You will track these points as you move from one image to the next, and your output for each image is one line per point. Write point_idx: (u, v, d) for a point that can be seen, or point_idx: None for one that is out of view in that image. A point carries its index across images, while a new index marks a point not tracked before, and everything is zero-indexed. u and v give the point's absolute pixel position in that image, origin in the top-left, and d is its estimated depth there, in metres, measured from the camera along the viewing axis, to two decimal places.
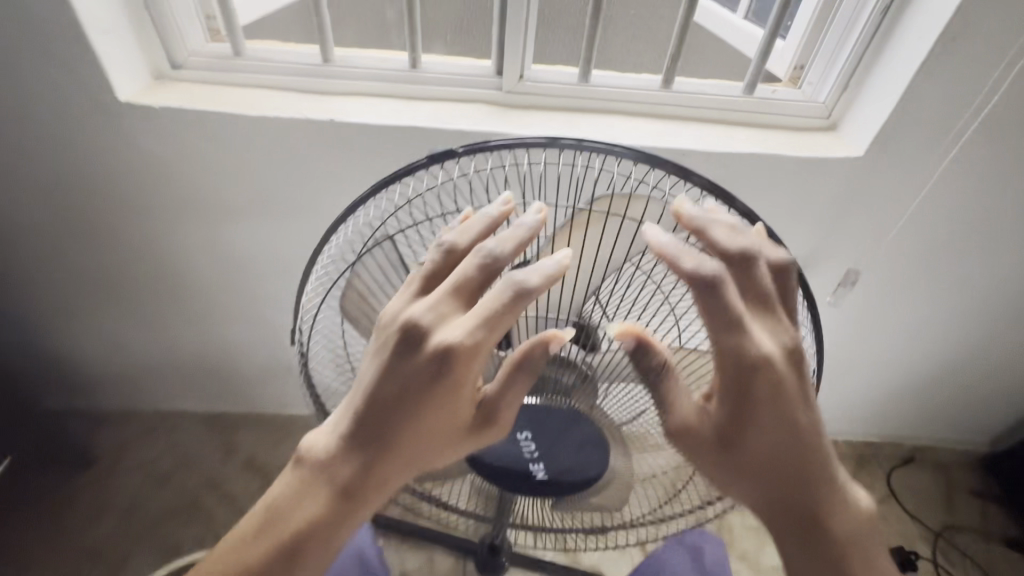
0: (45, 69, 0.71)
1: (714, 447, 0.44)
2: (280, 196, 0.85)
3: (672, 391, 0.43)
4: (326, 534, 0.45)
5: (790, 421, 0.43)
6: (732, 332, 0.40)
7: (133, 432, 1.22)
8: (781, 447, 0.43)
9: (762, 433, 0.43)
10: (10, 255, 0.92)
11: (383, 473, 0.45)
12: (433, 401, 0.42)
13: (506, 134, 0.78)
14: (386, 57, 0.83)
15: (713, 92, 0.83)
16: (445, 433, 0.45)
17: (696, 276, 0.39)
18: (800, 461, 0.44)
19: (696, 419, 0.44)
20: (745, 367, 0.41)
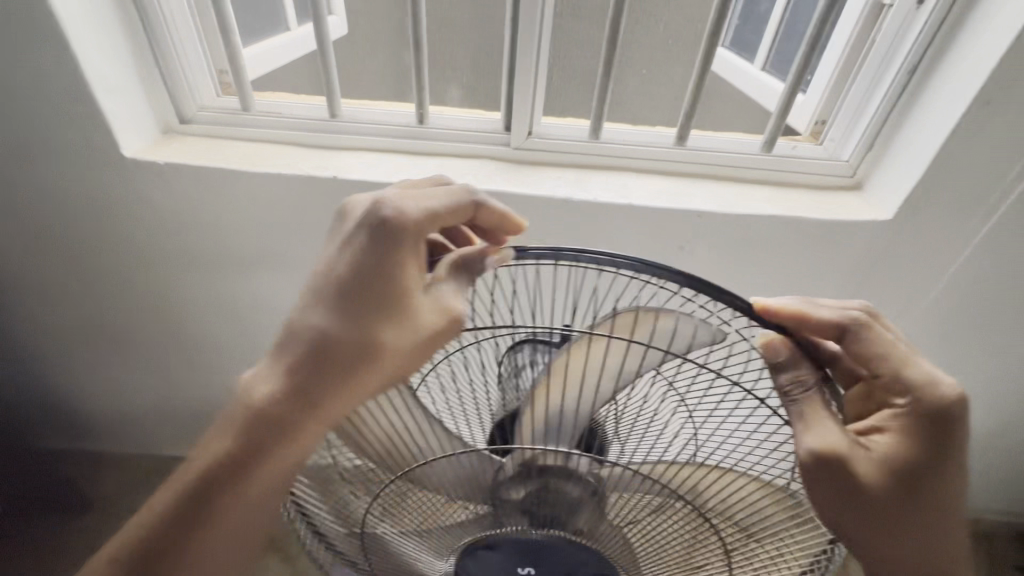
0: (55, 128, 0.71)
1: (879, 488, 0.39)
2: (285, 250, 0.83)
3: (833, 419, 0.39)
4: (253, 454, 0.41)
5: (957, 474, 0.39)
6: (902, 362, 0.40)
7: (129, 476, 1.20)
8: (942, 498, 0.39)
9: (934, 478, 0.39)
10: (15, 303, 0.92)
11: (315, 387, 0.40)
12: (372, 274, 0.41)
13: (514, 195, 0.75)
14: (393, 111, 0.82)
15: (729, 149, 0.81)
16: (383, 329, 0.40)
17: (854, 317, 0.41)
18: (955, 513, 0.40)
19: (861, 457, 0.38)
20: (943, 411, 0.38)
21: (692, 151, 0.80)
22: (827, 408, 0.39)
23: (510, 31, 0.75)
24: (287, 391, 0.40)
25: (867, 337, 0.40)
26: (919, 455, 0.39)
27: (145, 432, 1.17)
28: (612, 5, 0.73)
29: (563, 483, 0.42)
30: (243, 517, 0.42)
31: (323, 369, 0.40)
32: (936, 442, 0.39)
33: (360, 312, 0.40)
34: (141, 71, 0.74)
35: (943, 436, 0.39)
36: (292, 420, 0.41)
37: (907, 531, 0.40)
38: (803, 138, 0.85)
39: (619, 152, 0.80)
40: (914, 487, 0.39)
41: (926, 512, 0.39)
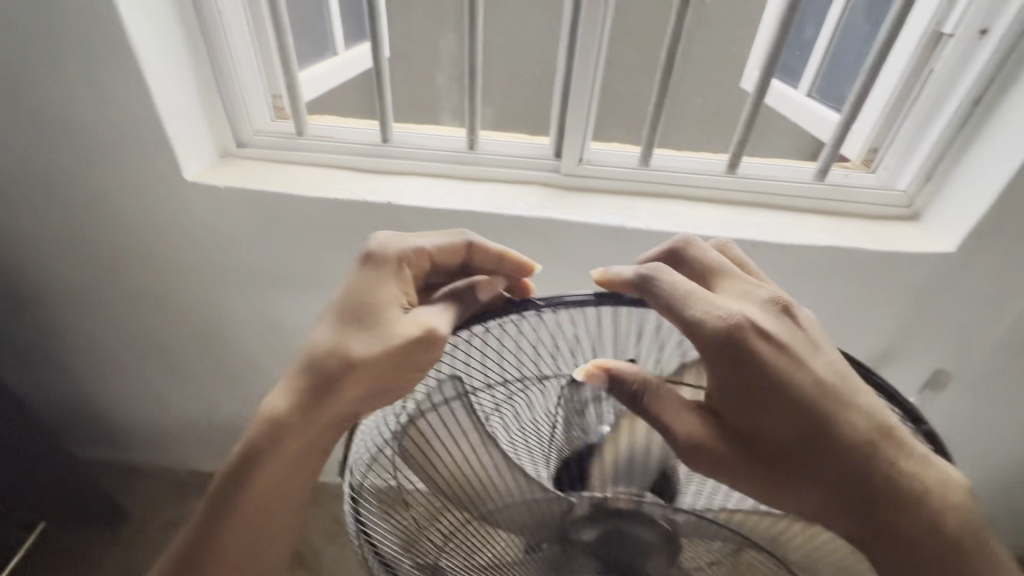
0: (120, 151, 0.73)
1: (728, 439, 0.41)
2: (332, 272, 0.84)
3: (665, 397, 0.41)
4: (261, 455, 0.47)
5: (793, 378, 0.41)
6: (682, 300, 0.42)
7: (163, 489, 1.20)
8: (791, 406, 0.41)
9: (768, 400, 0.41)
10: (67, 318, 0.94)
11: (307, 392, 0.47)
12: (357, 296, 0.49)
13: (565, 221, 0.74)
14: (444, 137, 0.84)
15: (781, 177, 0.80)
16: (361, 338, 0.47)
17: (638, 275, 0.45)
18: (823, 409, 0.40)
19: (694, 419, 0.41)
20: (726, 338, 0.41)
21: (744, 179, 0.79)
22: (653, 394, 0.41)
23: (565, 59, 0.76)
24: (290, 399, 0.47)
25: (650, 288, 0.44)
26: (744, 385, 0.41)
27: (181, 446, 1.18)
28: (669, 35, 0.73)
29: (637, 527, 0.40)
30: (258, 519, 0.48)
31: (319, 378, 0.47)
32: (747, 367, 0.41)
33: (345, 327, 0.49)
34: (203, 97, 0.77)
35: (738, 358, 0.41)
36: (288, 422, 0.47)
37: (812, 455, 0.40)
38: (854, 165, 0.85)
39: (670, 180, 0.80)
40: (760, 411, 0.41)
41: (800, 432, 0.40)
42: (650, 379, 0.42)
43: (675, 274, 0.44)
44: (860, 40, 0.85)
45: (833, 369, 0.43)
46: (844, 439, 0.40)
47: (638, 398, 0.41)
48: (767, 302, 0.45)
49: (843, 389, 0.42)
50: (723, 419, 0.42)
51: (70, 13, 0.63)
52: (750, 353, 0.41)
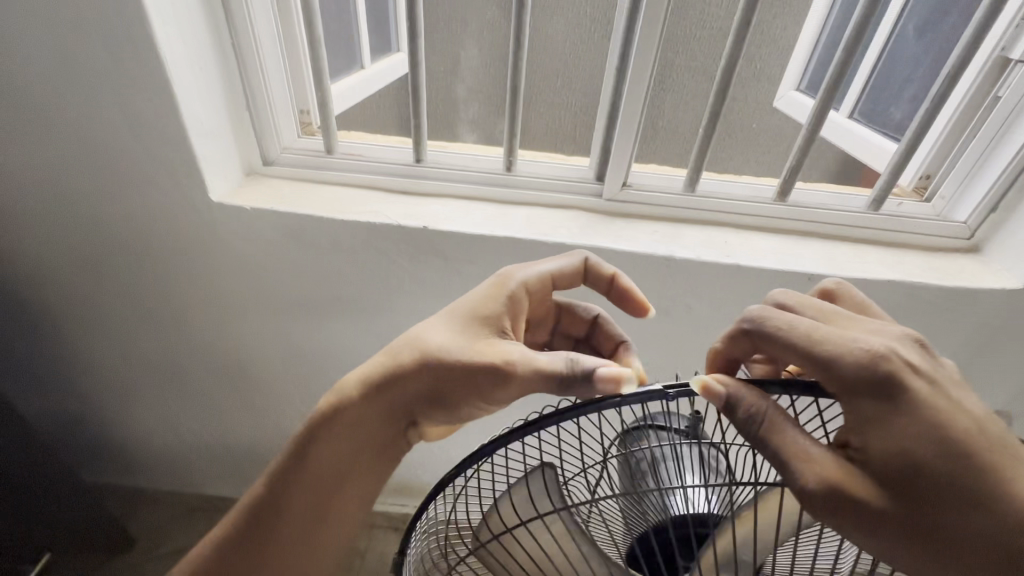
0: (143, 171, 0.70)
1: (875, 481, 0.34)
2: (360, 296, 0.80)
3: (786, 430, 0.35)
4: (319, 430, 0.49)
5: (952, 414, 0.34)
6: (807, 336, 0.38)
7: (171, 514, 1.16)
8: (953, 448, 0.33)
9: (928, 440, 0.33)
10: (78, 339, 0.90)
11: (379, 385, 0.49)
12: (468, 306, 0.52)
13: (611, 250, 0.71)
14: (480, 158, 0.80)
15: (834, 206, 0.77)
16: (443, 342, 0.48)
17: (751, 316, 0.42)
18: (987, 456, 0.34)
19: (827, 463, 0.34)
20: (877, 370, 0.35)
21: (794, 207, 0.76)
22: (774, 425, 0.35)
23: (613, 81, 0.73)
24: (360, 378, 0.50)
25: (764, 327, 0.40)
26: (896, 420, 0.34)
27: (191, 469, 1.14)
28: (724, 59, 0.70)
29: None
30: (304, 501, 0.49)
31: (389, 368, 0.49)
32: (901, 405, 0.34)
33: (437, 329, 0.50)
34: (232, 113, 0.73)
35: (892, 396, 0.34)
36: (351, 405, 0.49)
37: (966, 505, 0.33)
38: (905, 193, 0.81)
39: (717, 207, 0.76)
40: (919, 452, 0.33)
41: (958, 477, 0.33)
42: (768, 410, 0.36)
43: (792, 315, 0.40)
44: (910, 63, 0.82)
45: (986, 412, 0.36)
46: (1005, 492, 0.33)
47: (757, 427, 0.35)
48: (907, 339, 0.39)
49: (1001, 435, 0.35)
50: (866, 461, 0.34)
51: (99, 24, 0.59)
52: (901, 384, 0.35)
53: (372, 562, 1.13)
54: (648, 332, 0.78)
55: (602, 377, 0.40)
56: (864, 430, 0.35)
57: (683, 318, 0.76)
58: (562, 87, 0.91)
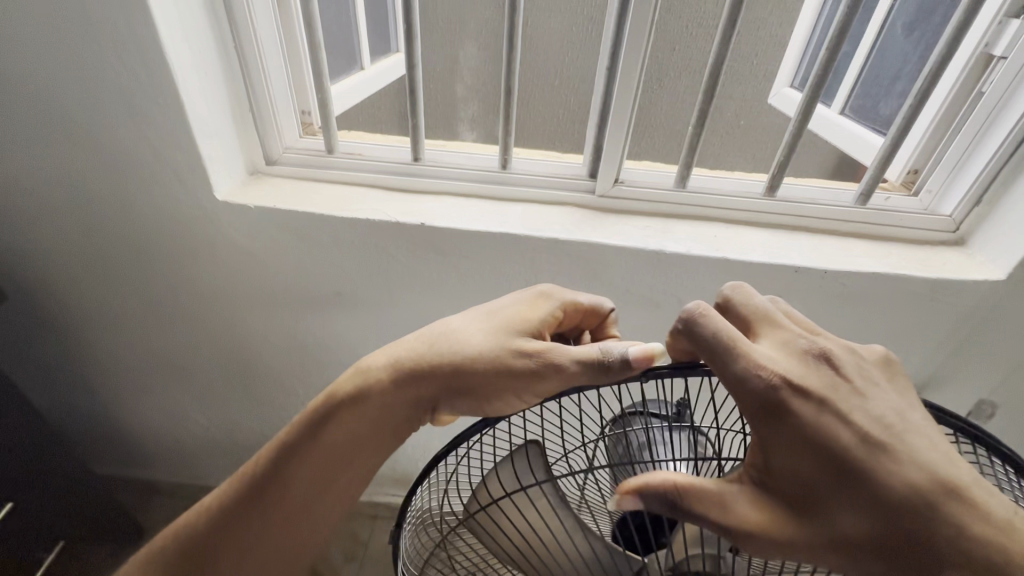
0: (148, 170, 0.72)
1: (776, 507, 0.36)
2: (360, 292, 0.83)
3: (702, 496, 0.35)
4: (346, 404, 0.51)
5: (835, 432, 0.36)
6: (715, 354, 0.39)
7: (180, 506, 1.20)
8: (838, 465, 0.35)
9: (811, 461, 0.36)
10: (88, 334, 0.93)
11: (412, 372, 0.50)
12: (512, 309, 0.52)
13: (602, 245, 0.73)
14: (476, 156, 0.83)
15: (821, 200, 0.79)
16: (483, 338, 0.50)
17: (681, 316, 0.41)
18: (870, 467, 0.35)
19: (738, 499, 0.36)
20: (768, 397, 0.37)
21: (783, 202, 0.78)
22: (690, 490, 0.35)
23: (604, 79, 0.75)
24: (395, 368, 0.51)
25: (688, 331, 0.40)
26: (780, 447, 0.36)
27: (199, 462, 1.17)
28: (712, 57, 0.72)
29: None
30: (320, 468, 0.51)
31: (425, 355, 0.50)
32: (791, 425, 0.36)
33: (480, 325, 0.51)
34: (236, 114, 0.75)
35: (783, 416, 0.36)
36: (381, 389, 0.50)
37: (859, 515, 0.34)
38: (893, 187, 0.82)
39: (706, 202, 0.78)
40: (804, 475, 0.36)
41: (847, 490, 0.35)
42: (682, 477, 0.36)
43: (718, 318, 0.40)
44: (898, 60, 0.83)
45: (882, 418, 0.37)
46: (897, 498, 0.34)
47: (675, 501, 0.35)
48: (812, 349, 0.40)
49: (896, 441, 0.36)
50: (766, 486, 0.37)
51: (107, 27, 0.62)
52: (784, 412, 0.37)
53: (376, 551, 1.16)
54: (640, 326, 0.81)
55: (636, 358, 0.42)
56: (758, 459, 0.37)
57: (674, 311, 0.78)
58: (558, 86, 0.93)
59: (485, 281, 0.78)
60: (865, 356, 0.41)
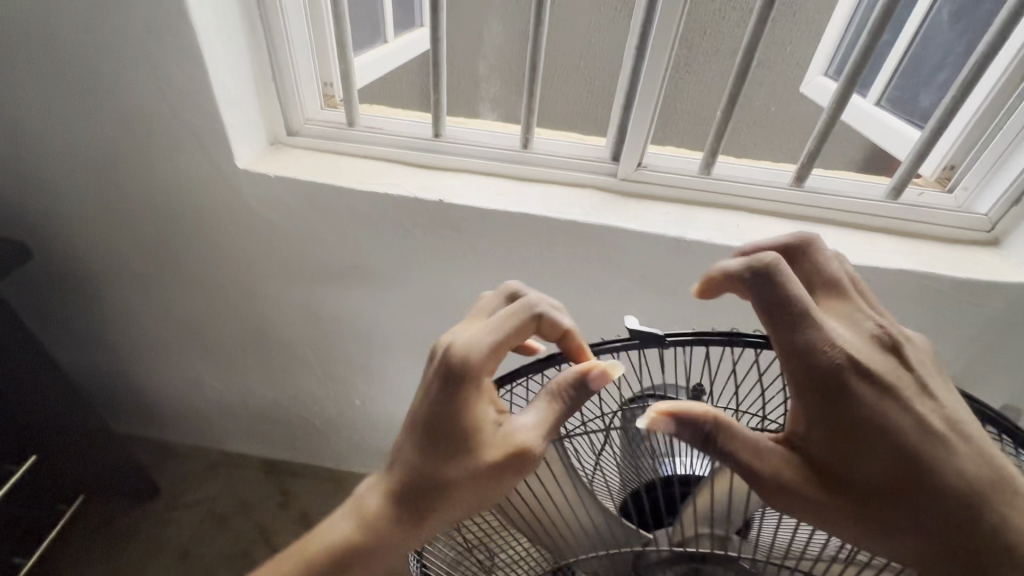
0: (172, 136, 0.73)
1: (814, 472, 0.37)
2: (377, 266, 0.83)
3: (739, 437, 0.37)
4: (349, 554, 0.44)
5: (893, 411, 0.37)
6: (794, 317, 0.38)
7: (197, 467, 1.25)
8: (887, 443, 0.36)
9: (860, 435, 0.36)
10: (110, 297, 0.95)
11: (418, 514, 0.44)
12: (450, 401, 0.43)
13: (621, 229, 0.71)
14: (497, 135, 0.81)
15: (849, 193, 0.76)
16: (466, 458, 0.43)
17: (751, 270, 0.39)
18: (914, 451, 0.36)
19: (774, 459, 0.37)
20: (829, 371, 0.37)
21: (810, 193, 0.76)
22: (727, 429, 0.37)
23: (633, 57, 0.72)
24: (391, 503, 0.44)
25: (757, 287, 0.39)
26: (831, 419, 0.37)
27: (214, 426, 1.20)
28: (746, 40, 0.69)
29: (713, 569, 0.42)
30: None
31: (424, 486, 0.44)
32: (845, 399, 0.37)
33: (448, 443, 0.43)
34: (259, 83, 0.75)
35: (839, 391, 0.37)
36: (386, 531, 0.44)
37: (901, 490, 0.35)
38: (927, 183, 0.79)
39: (730, 190, 0.76)
40: (848, 448, 0.36)
41: (891, 467, 0.36)
42: (722, 413, 0.38)
43: (793, 278, 0.39)
44: (943, 49, 0.79)
45: (932, 404, 0.38)
46: (936, 480, 0.35)
47: (710, 435, 0.37)
48: (876, 330, 0.41)
49: (943, 432, 0.37)
50: (804, 453, 0.37)
51: None
52: (847, 383, 0.37)
53: None
54: (656, 314, 0.80)
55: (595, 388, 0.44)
56: (802, 426, 0.38)
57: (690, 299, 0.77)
58: (584, 66, 0.90)
59: (500, 260, 0.78)
60: (919, 347, 0.42)
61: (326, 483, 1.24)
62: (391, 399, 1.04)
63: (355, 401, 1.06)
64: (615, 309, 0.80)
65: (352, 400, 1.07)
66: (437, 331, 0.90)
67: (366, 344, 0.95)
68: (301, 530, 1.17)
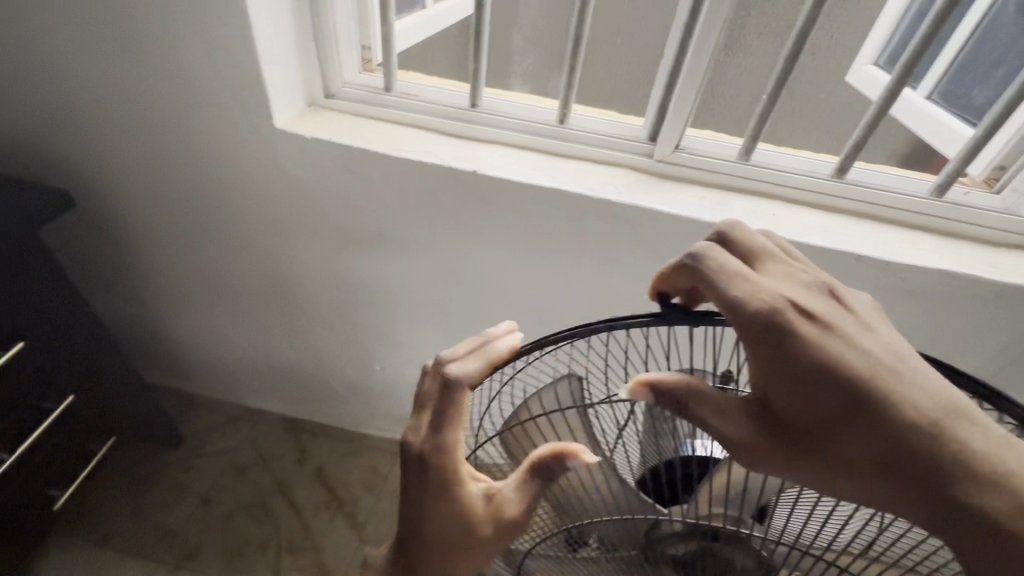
0: (213, 93, 0.73)
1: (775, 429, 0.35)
2: (405, 234, 0.83)
3: (706, 401, 0.36)
4: None
5: (839, 355, 0.35)
6: (711, 278, 0.38)
7: (218, 418, 1.29)
8: (842, 388, 0.33)
9: (811, 386, 0.34)
10: (144, 248, 0.97)
11: None
12: (423, 499, 0.41)
13: (654, 211, 0.71)
14: (533, 108, 0.80)
15: (892, 188, 0.74)
16: (453, 545, 0.41)
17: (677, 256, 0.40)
18: (874, 391, 0.33)
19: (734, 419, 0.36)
20: (771, 323, 0.35)
21: (851, 185, 0.74)
22: (695, 394, 0.36)
23: (680, 35, 0.70)
24: None
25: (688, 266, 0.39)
26: (782, 371, 0.35)
27: (236, 380, 1.24)
28: (800, 22, 0.67)
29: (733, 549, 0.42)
30: None
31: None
32: (791, 347, 0.35)
33: (431, 539, 0.41)
34: (300, 44, 0.75)
35: (783, 340, 0.35)
36: None
37: (862, 436, 0.33)
38: (973, 183, 0.77)
39: (768, 178, 0.75)
40: (806, 398, 0.34)
41: (853, 412, 0.33)
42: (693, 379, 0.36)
43: (714, 250, 0.39)
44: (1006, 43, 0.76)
45: (888, 357, 0.35)
46: (902, 416, 0.32)
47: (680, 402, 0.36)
48: (818, 285, 0.39)
49: (900, 366, 0.34)
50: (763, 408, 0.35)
51: None
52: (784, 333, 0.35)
53: (394, 483, 1.22)
54: None
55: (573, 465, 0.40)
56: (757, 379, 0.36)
57: None
58: (626, 43, 0.88)
59: (528, 234, 0.78)
60: (867, 295, 0.40)
61: (341, 442, 1.28)
62: (410, 366, 1.06)
63: (375, 365, 1.08)
64: (638, 291, 0.80)
65: (372, 365, 1.09)
66: (459, 301, 0.91)
67: (389, 310, 0.96)
68: (315, 485, 1.21)
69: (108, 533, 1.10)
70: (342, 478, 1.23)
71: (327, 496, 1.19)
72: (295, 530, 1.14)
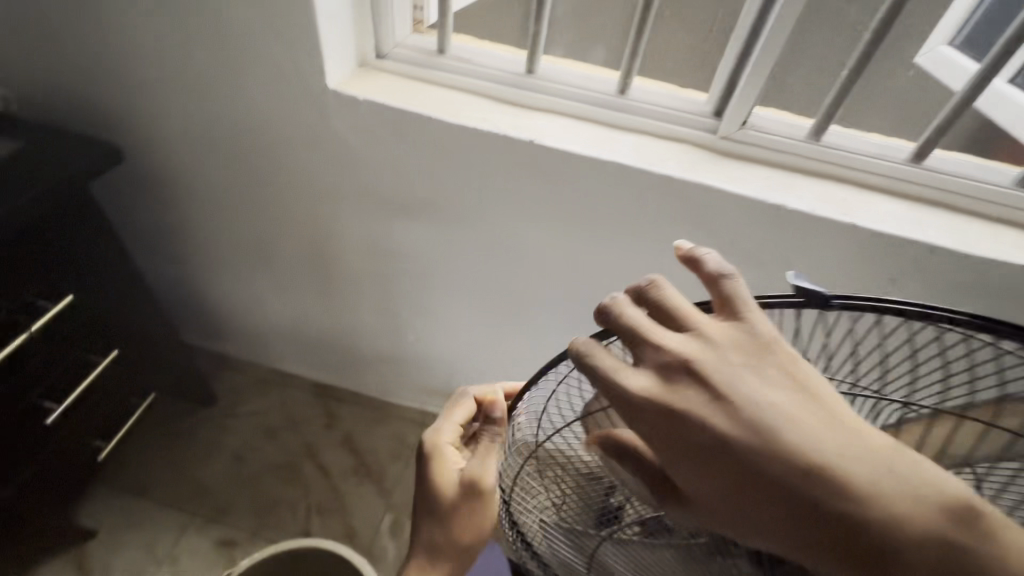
0: (265, 49, 0.71)
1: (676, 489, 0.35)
2: (452, 203, 0.81)
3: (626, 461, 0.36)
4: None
5: (724, 423, 0.33)
6: (603, 377, 0.35)
7: (250, 379, 1.31)
8: (728, 455, 0.33)
9: (705, 461, 0.33)
10: (187, 208, 0.97)
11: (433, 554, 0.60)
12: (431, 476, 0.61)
13: (719, 190, 0.68)
14: (593, 77, 0.76)
15: (974, 176, 0.69)
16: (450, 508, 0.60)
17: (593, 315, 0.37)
18: (758, 458, 0.32)
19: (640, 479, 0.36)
20: (657, 398, 0.34)
21: (930, 171, 0.70)
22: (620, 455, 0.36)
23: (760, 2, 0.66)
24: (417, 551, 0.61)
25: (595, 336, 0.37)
26: (672, 441, 0.34)
27: (270, 344, 1.25)
28: None
29: None
30: None
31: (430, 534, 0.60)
32: (680, 418, 0.34)
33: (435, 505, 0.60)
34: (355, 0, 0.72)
35: (673, 411, 0.34)
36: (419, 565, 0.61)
37: (762, 501, 0.32)
38: None
39: (840, 160, 0.71)
40: (700, 466, 0.33)
41: (740, 479, 0.33)
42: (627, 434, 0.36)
43: (622, 315, 0.36)
44: None
45: (780, 404, 0.33)
46: (783, 480, 0.32)
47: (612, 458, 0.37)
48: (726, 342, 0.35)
49: (790, 430, 0.33)
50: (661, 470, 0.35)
51: None
52: (678, 412, 0.34)
53: None
54: None
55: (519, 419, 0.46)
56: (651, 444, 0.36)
57: (776, 270, 0.74)
58: None
59: (582, 209, 0.75)
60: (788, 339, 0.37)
61: (370, 410, 1.29)
62: (445, 338, 1.05)
63: (410, 336, 1.08)
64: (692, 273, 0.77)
65: (407, 335, 1.08)
66: (502, 275, 0.89)
67: (430, 281, 0.95)
68: (344, 451, 1.23)
69: (145, 484, 1.14)
70: (371, 445, 1.24)
71: (356, 462, 1.21)
72: (324, 492, 1.16)
